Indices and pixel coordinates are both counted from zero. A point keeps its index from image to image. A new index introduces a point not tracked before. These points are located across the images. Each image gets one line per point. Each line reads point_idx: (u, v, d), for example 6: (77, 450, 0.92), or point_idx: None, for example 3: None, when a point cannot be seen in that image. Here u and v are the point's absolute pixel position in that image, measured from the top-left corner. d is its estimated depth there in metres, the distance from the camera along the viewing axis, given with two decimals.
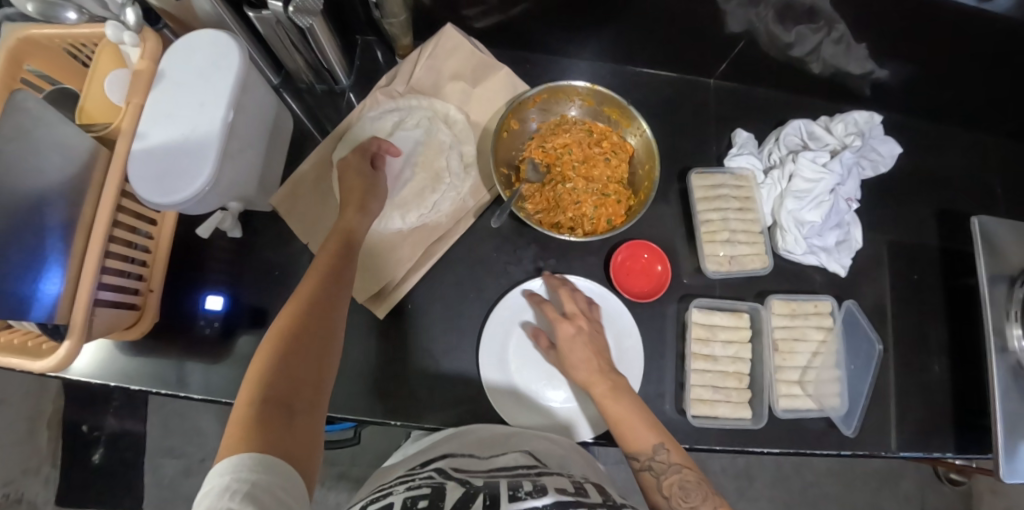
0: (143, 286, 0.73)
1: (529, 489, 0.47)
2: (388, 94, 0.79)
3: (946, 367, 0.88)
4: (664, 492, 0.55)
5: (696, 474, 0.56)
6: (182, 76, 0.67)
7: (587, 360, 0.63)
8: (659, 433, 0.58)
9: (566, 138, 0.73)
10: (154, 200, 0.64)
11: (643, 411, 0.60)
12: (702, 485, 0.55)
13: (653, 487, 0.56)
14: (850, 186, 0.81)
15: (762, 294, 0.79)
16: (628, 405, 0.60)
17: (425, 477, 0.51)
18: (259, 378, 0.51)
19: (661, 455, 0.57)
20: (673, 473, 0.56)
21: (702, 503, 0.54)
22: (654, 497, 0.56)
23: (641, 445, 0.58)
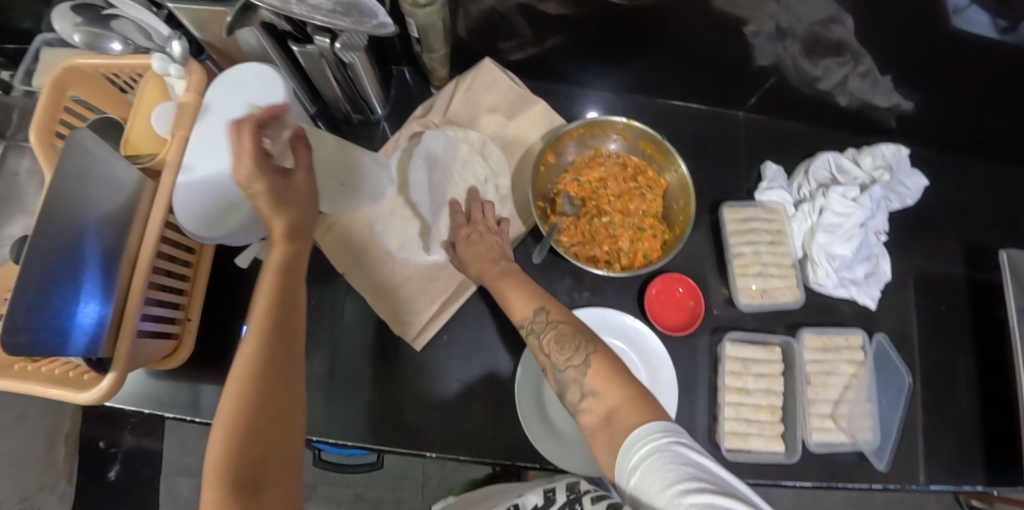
0: (181, 315, 0.73)
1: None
2: (423, 125, 0.80)
3: (973, 400, 0.88)
4: (545, 350, 0.58)
5: (571, 326, 0.59)
6: (229, 110, 0.71)
7: (477, 254, 0.70)
8: (544, 300, 0.62)
9: (602, 172, 0.74)
10: (201, 234, 0.68)
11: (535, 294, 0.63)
12: (579, 334, 0.58)
13: (537, 348, 0.59)
14: (879, 220, 0.82)
15: (793, 326, 0.79)
16: (517, 289, 0.64)
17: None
18: (218, 461, 0.45)
19: (540, 315, 0.61)
20: (551, 329, 0.59)
21: (576, 352, 0.56)
22: (542, 360, 0.59)
23: (523, 311, 0.62)
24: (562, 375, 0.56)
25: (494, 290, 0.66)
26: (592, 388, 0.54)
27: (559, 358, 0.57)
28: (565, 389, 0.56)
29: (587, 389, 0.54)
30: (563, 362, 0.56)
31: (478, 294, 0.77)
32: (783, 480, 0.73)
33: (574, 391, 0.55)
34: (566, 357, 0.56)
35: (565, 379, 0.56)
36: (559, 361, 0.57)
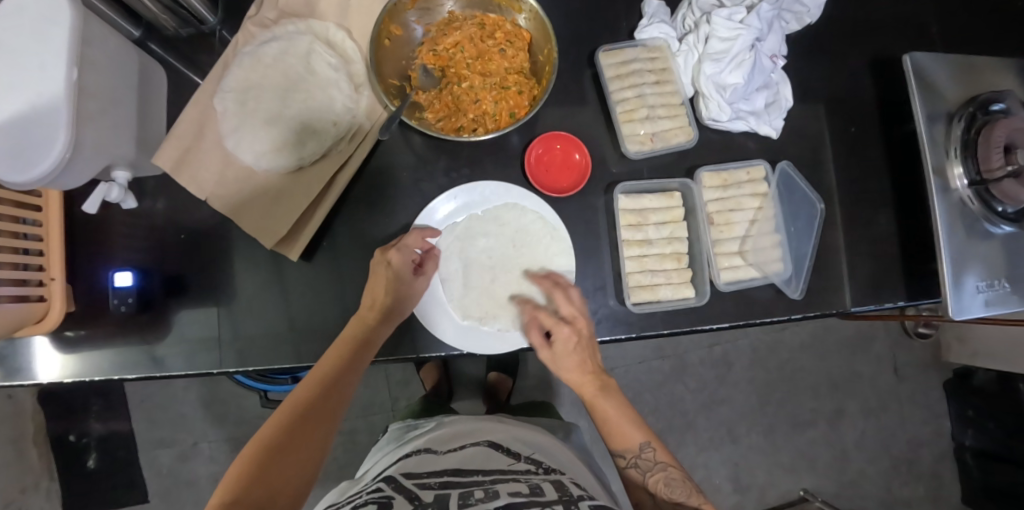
0: (43, 275, 0.67)
1: (480, 496, 0.53)
2: (259, 24, 0.72)
3: (892, 217, 0.86)
4: (650, 490, 0.59)
5: (681, 473, 0.60)
6: (18, 41, 0.60)
7: (576, 364, 0.65)
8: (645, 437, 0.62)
9: (456, 36, 0.68)
10: (14, 180, 0.57)
11: (626, 410, 0.64)
12: (688, 483, 0.59)
13: (640, 483, 0.60)
14: (772, 42, 0.75)
15: (692, 169, 0.76)
16: (610, 397, 0.64)
17: (375, 491, 0.57)
18: (294, 403, 0.58)
19: (647, 454, 0.60)
20: (659, 471, 0.59)
21: (689, 496, 0.57)
22: (641, 495, 0.60)
23: (627, 444, 0.61)
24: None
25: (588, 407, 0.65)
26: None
27: (665, 504, 0.57)
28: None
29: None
30: (669, 507, 0.57)
31: (355, 196, 0.73)
32: (698, 325, 0.72)
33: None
34: (678, 503, 0.57)
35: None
36: (665, 505, 0.57)
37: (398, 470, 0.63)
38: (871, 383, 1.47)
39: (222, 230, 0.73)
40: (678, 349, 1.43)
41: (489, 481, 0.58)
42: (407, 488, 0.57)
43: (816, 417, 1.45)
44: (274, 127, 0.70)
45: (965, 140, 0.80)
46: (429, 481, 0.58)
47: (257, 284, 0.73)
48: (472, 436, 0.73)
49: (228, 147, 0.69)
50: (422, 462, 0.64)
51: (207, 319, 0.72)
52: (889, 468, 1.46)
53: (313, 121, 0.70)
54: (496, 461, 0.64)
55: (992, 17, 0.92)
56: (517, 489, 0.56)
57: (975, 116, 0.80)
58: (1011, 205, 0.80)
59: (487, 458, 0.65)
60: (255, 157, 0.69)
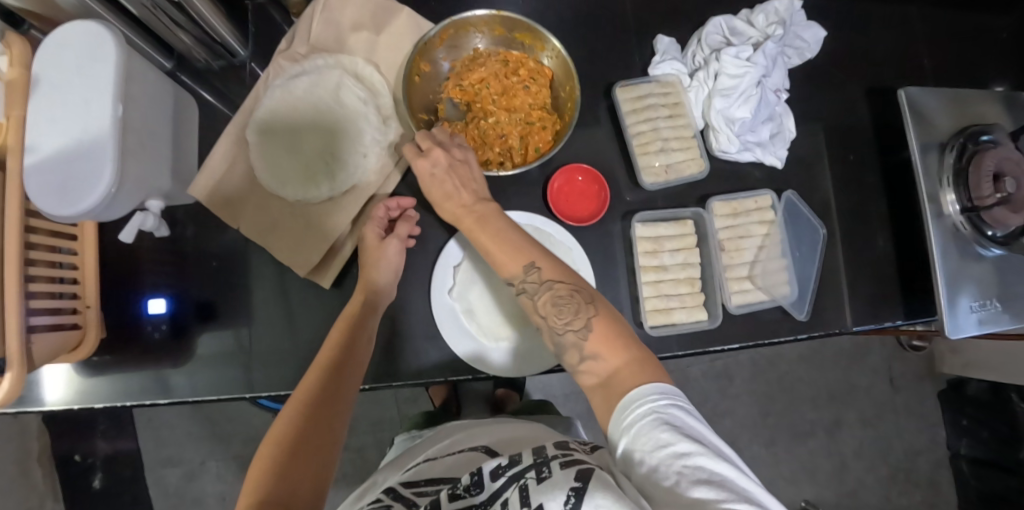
0: (78, 303, 0.69)
1: (463, 484, 0.47)
2: (290, 59, 0.75)
3: (889, 240, 0.91)
4: (539, 312, 0.55)
5: (569, 287, 0.55)
6: (62, 76, 0.61)
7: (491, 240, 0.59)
8: (530, 261, 0.57)
9: (482, 72, 0.72)
10: (60, 213, 0.59)
11: (528, 242, 0.59)
12: (579, 300, 0.54)
13: (530, 308, 0.56)
14: (776, 77, 0.79)
15: (703, 198, 0.80)
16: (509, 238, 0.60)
17: (374, 500, 0.52)
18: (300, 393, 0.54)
19: (532, 275, 0.56)
20: (546, 290, 0.55)
21: (575, 316, 0.53)
22: (537, 322, 0.56)
23: (512, 270, 0.57)
24: (559, 339, 0.53)
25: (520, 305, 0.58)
26: (592, 351, 0.51)
27: (557, 322, 0.53)
28: (561, 352, 0.53)
29: (587, 353, 0.51)
30: (560, 325, 0.53)
31: None
32: (710, 346, 0.76)
33: (571, 358, 0.52)
34: (565, 321, 0.53)
35: (562, 342, 0.53)
36: (556, 326, 0.53)
37: (401, 478, 0.58)
38: (867, 394, 1.51)
39: (251, 257, 0.75)
40: (681, 363, 1.47)
41: (475, 467, 0.52)
42: (406, 495, 0.52)
43: (815, 427, 1.49)
44: (303, 155, 0.72)
45: (957, 169, 0.84)
46: (425, 486, 0.53)
47: (286, 308, 0.75)
48: (467, 436, 0.69)
49: (260, 177, 0.72)
50: (422, 467, 0.59)
51: (236, 343, 0.74)
52: (887, 476, 1.50)
53: (341, 151, 0.73)
54: (487, 452, 0.59)
55: (980, 50, 0.97)
56: (499, 465, 0.50)
57: (965, 146, 0.85)
58: (1001, 229, 0.84)
59: (481, 451, 0.60)
60: (284, 187, 0.71)
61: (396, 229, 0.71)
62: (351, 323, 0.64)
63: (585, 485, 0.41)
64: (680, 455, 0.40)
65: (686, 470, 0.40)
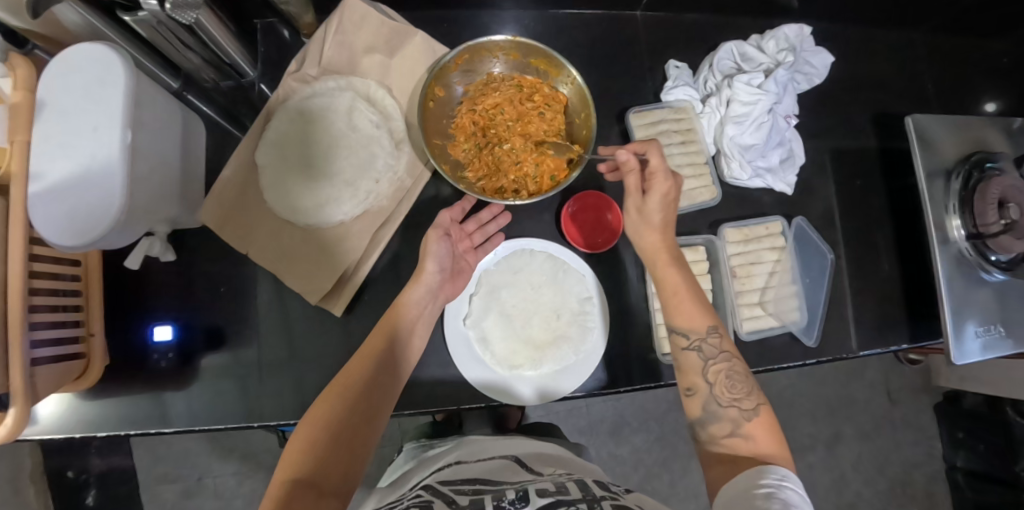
0: (82, 331, 0.67)
1: (512, 497, 0.52)
2: (301, 80, 0.73)
3: (895, 265, 0.91)
4: (708, 377, 0.58)
5: (743, 368, 0.58)
6: (68, 101, 0.59)
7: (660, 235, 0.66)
8: (710, 324, 0.60)
9: (497, 98, 0.71)
10: (68, 243, 0.58)
11: (692, 287, 0.63)
12: (750, 381, 0.57)
13: (698, 368, 0.59)
14: (787, 103, 0.79)
15: (715, 224, 0.80)
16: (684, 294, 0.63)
17: (414, 496, 0.56)
18: (338, 391, 0.56)
19: (713, 339, 0.59)
20: (722, 361, 0.58)
21: (745, 396, 0.56)
22: (693, 380, 0.59)
23: (694, 325, 0.60)
24: (717, 408, 0.56)
25: (656, 277, 0.65)
26: (746, 433, 0.53)
27: (724, 394, 0.56)
28: (709, 420, 0.56)
29: (740, 431, 0.54)
30: (726, 398, 0.56)
31: (394, 249, 0.75)
32: None
33: (722, 428, 0.55)
34: (734, 397, 0.56)
35: (715, 413, 0.56)
36: (722, 398, 0.56)
37: (434, 478, 0.62)
38: (865, 408, 1.52)
39: (260, 281, 0.74)
40: None
41: (516, 487, 0.56)
42: (444, 493, 0.55)
43: (815, 441, 1.50)
44: (313, 180, 0.71)
45: (962, 196, 0.85)
46: (463, 488, 0.57)
47: (296, 334, 0.74)
48: (494, 451, 0.73)
49: (270, 202, 0.71)
50: (456, 471, 0.64)
51: (244, 370, 0.73)
52: (885, 490, 1.51)
53: (353, 176, 0.71)
54: (520, 475, 0.63)
55: (982, 73, 0.99)
56: (543, 490, 0.54)
57: (971, 173, 0.86)
58: (1005, 255, 0.84)
59: (513, 472, 0.64)
60: (294, 212, 0.70)
61: (466, 226, 0.73)
62: (396, 320, 0.63)
63: None
64: None
65: None
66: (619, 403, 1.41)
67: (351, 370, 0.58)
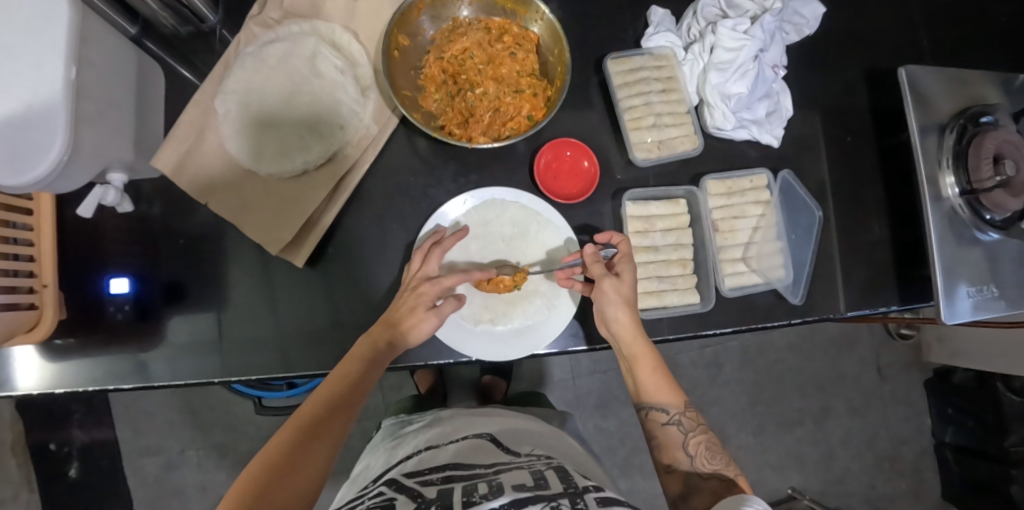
0: (34, 282, 0.65)
1: (484, 491, 0.49)
2: (262, 24, 0.70)
3: (885, 225, 0.88)
4: (689, 449, 0.60)
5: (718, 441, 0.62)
6: (7, 34, 0.56)
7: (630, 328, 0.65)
8: (682, 399, 0.64)
9: (464, 43, 0.69)
10: (7, 182, 0.54)
11: (659, 362, 0.65)
12: (727, 456, 0.60)
13: (677, 443, 0.61)
14: (774, 53, 0.75)
15: (697, 176, 0.78)
16: (649, 366, 0.64)
17: (376, 495, 0.54)
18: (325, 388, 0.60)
19: (690, 414, 0.63)
20: (700, 433, 0.62)
21: (725, 466, 0.59)
22: (675, 453, 0.61)
23: (674, 401, 0.63)
24: (698, 479, 0.58)
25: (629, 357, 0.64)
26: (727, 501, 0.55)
27: (705, 464, 0.59)
28: (690, 492, 0.57)
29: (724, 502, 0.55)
30: (707, 468, 0.58)
31: (358, 201, 0.72)
32: (701, 330, 0.74)
33: (704, 497, 0.56)
34: (713, 466, 0.58)
35: (696, 483, 0.58)
36: (703, 468, 0.59)
37: (401, 470, 0.60)
38: (856, 383, 1.50)
39: (223, 235, 0.72)
40: (670, 351, 1.46)
41: (490, 474, 0.54)
42: (411, 487, 0.54)
43: (803, 416, 1.49)
44: (276, 130, 0.69)
45: (957, 151, 0.82)
46: (431, 477, 0.55)
47: (259, 289, 0.71)
48: (473, 428, 0.71)
49: (232, 153, 0.68)
50: (424, 460, 0.61)
51: (205, 327, 0.70)
52: (873, 465, 1.49)
53: (316, 124, 0.69)
54: (494, 456, 0.61)
55: (978, 30, 0.95)
56: (522, 481, 0.52)
57: (966, 127, 0.83)
58: (1000, 213, 0.82)
59: (486, 454, 0.61)
60: (257, 162, 0.68)
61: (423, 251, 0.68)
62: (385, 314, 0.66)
63: None
64: None
65: None
66: (606, 377, 1.38)
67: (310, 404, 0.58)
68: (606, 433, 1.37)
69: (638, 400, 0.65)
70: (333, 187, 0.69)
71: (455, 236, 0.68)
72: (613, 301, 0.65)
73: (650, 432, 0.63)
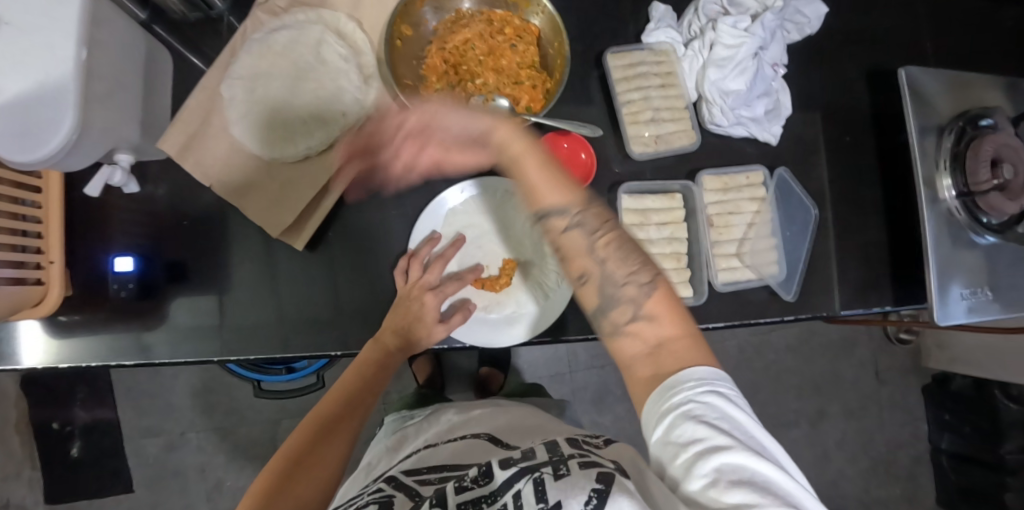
0: (42, 258, 0.66)
1: (474, 476, 0.49)
2: (269, 12, 0.72)
3: (882, 226, 0.88)
4: (598, 254, 0.52)
5: (638, 248, 0.53)
6: (21, 14, 0.57)
7: (553, 125, 0.55)
8: (583, 195, 0.53)
9: (466, 34, 0.70)
10: (18, 158, 0.56)
11: (544, 163, 0.54)
12: (639, 248, 0.53)
13: (584, 250, 0.52)
14: (774, 51, 0.76)
15: (693, 171, 0.79)
16: (532, 165, 0.54)
17: (376, 491, 0.53)
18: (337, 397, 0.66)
19: (577, 214, 0.52)
20: (609, 230, 0.52)
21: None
22: (581, 261, 0.52)
23: (557, 200, 0.52)
24: (614, 290, 0.51)
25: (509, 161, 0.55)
26: (649, 312, 0.49)
27: (619, 272, 0.51)
28: (608, 306, 0.51)
29: (643, 313, 0.49)
30: (621, 275, 0.51)
31: (358, 188, 0.73)
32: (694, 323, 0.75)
33: (624, 311, 0.50)
34: (630, 273, 0.51)
35: (612, 295, 0.51)
36: (619, 275, 0.51)
37: (399, 468, 0.59)
38: (853, 386, 1.51)
39: (226, 217, 0.73)
40: None
41: (484, 464, 0.53)
42: (408, 484, 0.53)
43: (799, 417, 1.49)
44: (280, 115, 0.70)
45: (955, 153, 0.83)
46: (428, 477, 0.54)
47: (260, 271, 0.73)
48: (474, 424, 0.69)
49: (235, 136, 0.69)
50: (423, 458, 0.60)
51: (206, 307, 0.72)
52: (867, 468, 1.50)
53: (319, 110, 0.70)
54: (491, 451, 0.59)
55: (981, 34, 0.95)
56: (512, 460, 0.51)
57: (964, 130, 0.84)
58: (996, 216, 0.83)
59: (483, 451, 0.59)
60: (260, 145, 0.69)
61: (416, 258, 0.70)
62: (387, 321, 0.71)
63: (607, 488, 0.40)
64: (716, 448, 0.40)
65: (716, 462, 0.39)
66: (603, 372, 1.39)
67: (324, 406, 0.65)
68: (601, 427, 1.38)
69: (534, 208, 0.53)
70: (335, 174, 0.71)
71: (457, 245, 0.72)
72: (518, 134, 0.56)
73: (552, 242, 0.53)
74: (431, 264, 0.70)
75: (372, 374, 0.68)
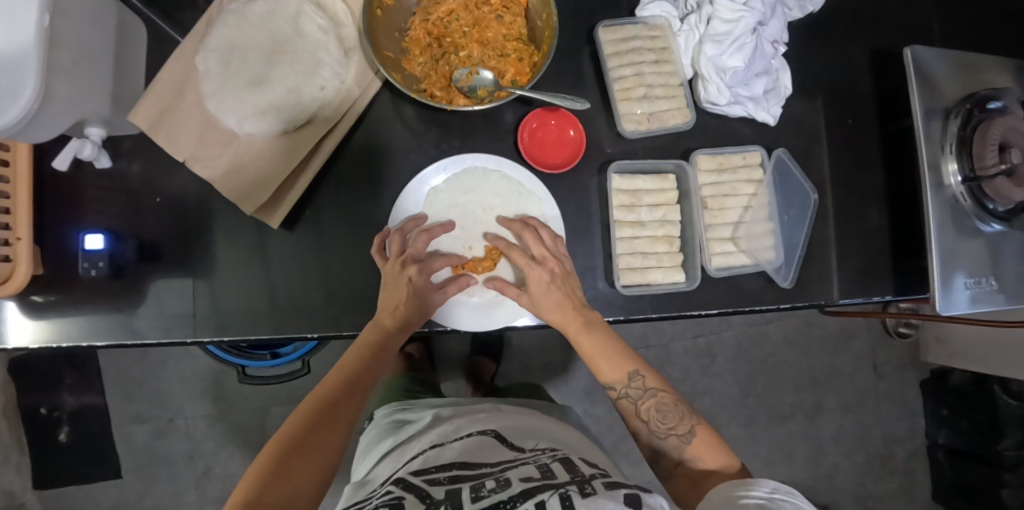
0: (9, 234, 0.64)
1: (492, 485, 0.48)
2: None
3: (884, 213, 0.85)
4: (643, 416, 0.63)
5: (671, 397, 0.63)
6: None
7: (557, 300, 0.65)
8: (633, 364, 0.66)
9: (450, 4, 0.66)
10: None
11: (611, 343, 0.66)
12: (678, 406, 0.63)
13: (633, 413, 0.64)
14: (774, 27, 0.73)
15: (687, 151, 0.76)
16: (597, 341, 0.65)
17: (384, 494, 0.52)
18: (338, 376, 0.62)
19: (637, 382, 0.65)
20: (649, 398, 0.63)
21: (680, 423, 0.62)
22: (634, 423, 0.64)
23: (617, 377, 0.65)
24: (659, 440, 0.62)
25: (572, 344, 0.66)
26: (692, 455, 0.61)
27: (659, 427, 0.62)
28: (661, 454, 0.62)
29: (687, 457, 0.61)
30: (663, 431, 0.62)
31: (338, 166, 0.71)
32: (686, 310, 0.72)
33: (670, 459, 0.62)
34: (668, 426, 0.62)
35: (660, 445, 0.62)
36: (659, 430, 0.62)
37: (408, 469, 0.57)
38: (851, 380, 1.48)
39: (202, 194, 0.71)
40: (663, 339, 1.44)
41: (496, 470, 0.52)
42: (417, 485, 0.52)
43: (795, 411, 1.47)
44: (255, 89, 0.67)
45: (962, 137, 0.80)
46: (438, 477, 0.53)
47: (236, 252, 0.71)
48: (479, 422, 0.67)
49: (209, 109, 0.66)
50: (430, 459, 0.58)
51: (180, 287, 0.70)
52: (863, 463, 1.48)
53: (296, 83, 0.67)
54: (500, 452, 0.58)
55: (989, 14, 0.91)
56: (528, 473, 0.50)
57: (971, 113, 0.80)
58: (1003, 203, 0.79)
59: (490, 453, 0.58)
60: (236, 121, 0.66)
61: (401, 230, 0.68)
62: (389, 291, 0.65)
63: None
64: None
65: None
66: None
67: (324, 386, 0.62)
68: (594, 418, 1.36)
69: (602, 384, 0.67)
70: (314, 150, 0.68)
71: (442, 226, 0.69)
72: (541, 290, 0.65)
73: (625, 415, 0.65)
74: (414, 236, 0.68)
75: (373, 355, 0.64)
